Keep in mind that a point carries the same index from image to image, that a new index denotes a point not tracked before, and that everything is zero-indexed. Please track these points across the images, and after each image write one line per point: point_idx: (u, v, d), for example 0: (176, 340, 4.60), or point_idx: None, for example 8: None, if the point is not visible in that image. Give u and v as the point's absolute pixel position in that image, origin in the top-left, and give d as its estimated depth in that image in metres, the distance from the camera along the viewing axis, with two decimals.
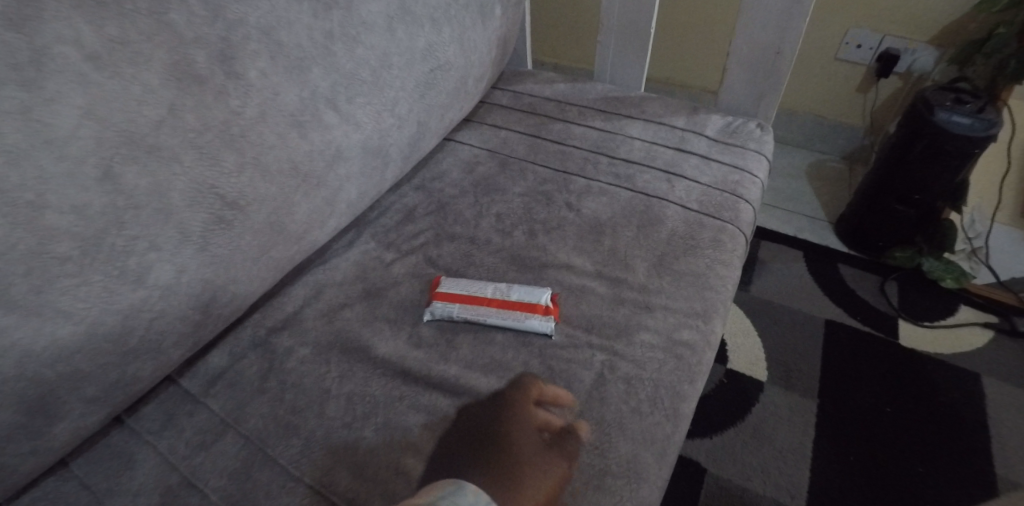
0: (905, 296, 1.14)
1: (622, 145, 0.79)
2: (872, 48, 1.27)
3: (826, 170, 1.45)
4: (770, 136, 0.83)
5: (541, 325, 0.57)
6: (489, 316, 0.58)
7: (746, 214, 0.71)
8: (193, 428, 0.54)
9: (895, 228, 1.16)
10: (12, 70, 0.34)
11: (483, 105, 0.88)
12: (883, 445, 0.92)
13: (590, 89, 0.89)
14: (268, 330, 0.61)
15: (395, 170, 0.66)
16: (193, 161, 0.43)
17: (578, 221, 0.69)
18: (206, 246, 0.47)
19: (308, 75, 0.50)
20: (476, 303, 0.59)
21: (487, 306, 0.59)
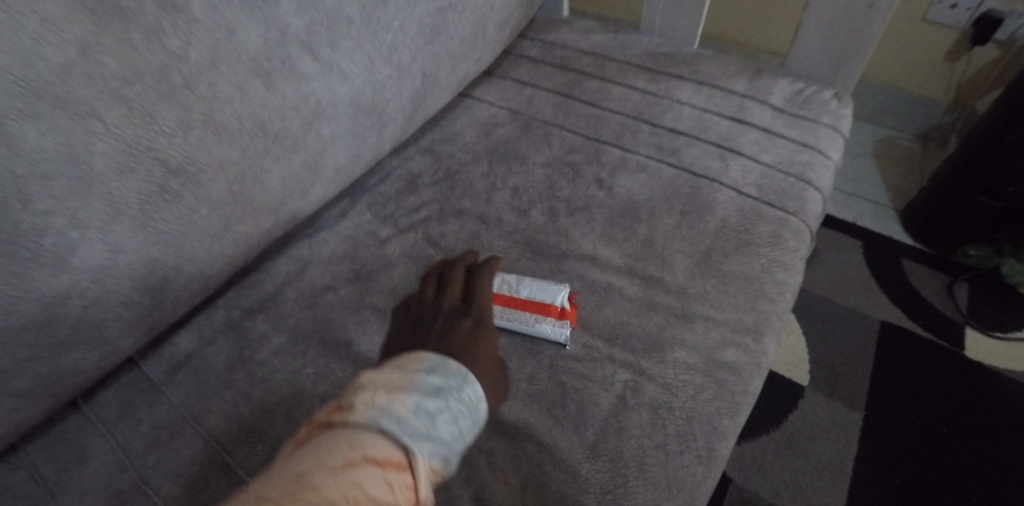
0: (976, 300, 1.01)
1: (668, 111, 0.67)
2: (971, 9, 1.07)
3: (896, 147, 1.28)
4: (848, 109, 0.69)
5: (553, 331, 0.48)
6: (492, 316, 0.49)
7: (814, 204, 0.59)
8: (149, 422, 0.48)
9: (972, 222, 1.00)
10: None
11: (508, 56, 0.76)
12: (936, 470, 0.81)
13: (634, 42, 0.76)
14: (242, 312, 0.53)
15: (394, 131, 0.56)
16: (120, 117, 0.35)
17: (608, 202, 0.58)
18: (146, 221, 0.39)
19: (276, 11, 0.41)
20: None
21: None
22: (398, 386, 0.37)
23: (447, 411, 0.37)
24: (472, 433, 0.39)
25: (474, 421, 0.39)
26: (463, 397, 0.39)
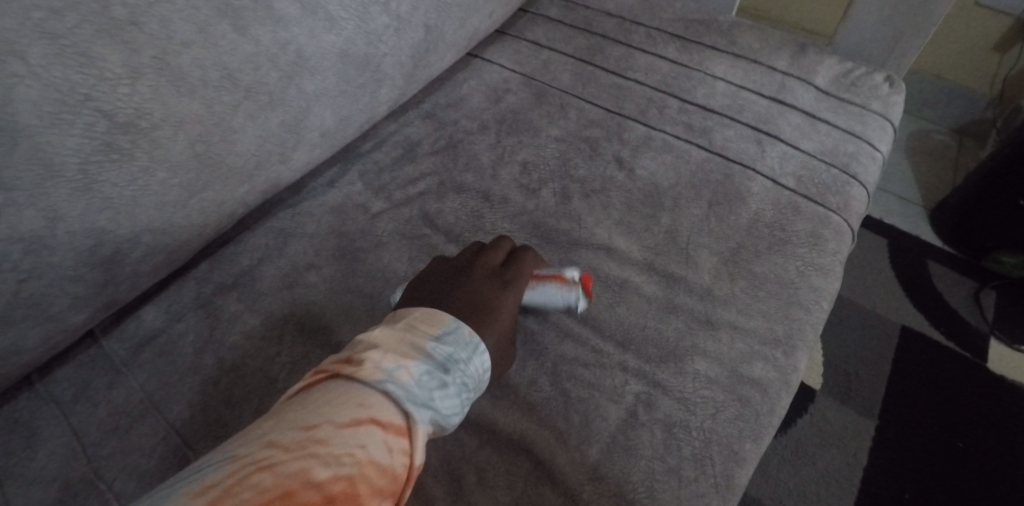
0: (1003, 309, 0.95)
1: (699, 87, 0.60)
2: None
3: (932, 138, 1.20)
4: (901, 94, 0.62)
5: (562, 295, 0.43)
6: None
7: (858, 201, 0.52)
8: (105, 405, 0.43)
9: (1008, 227, 0.93)
10: None
11: (524, 14, 0.69)
12: (949, 485, 0.77)
13: (665, 6, 0.68)
14: (214, 287, 0.48)
15: (391, 93, 0.50)
16: (47, 55, 0.29)
17: (628, 186, 0.52)
18: (89, 181, 0.33)
19: None
20: None
21: None
22: (406, 352, 0.35)
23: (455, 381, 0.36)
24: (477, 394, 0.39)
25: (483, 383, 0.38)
26: (470, 370, 0.37)
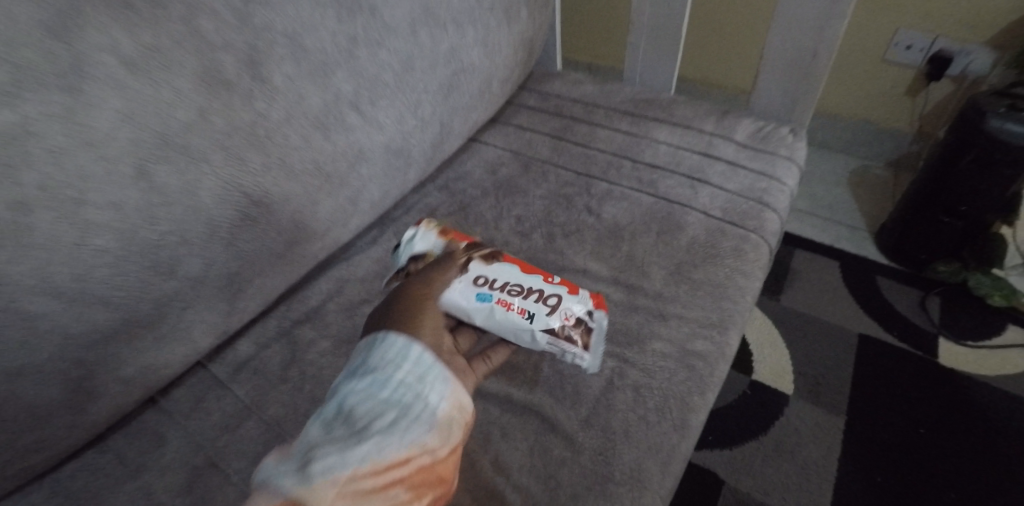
0: (947, 312, 1.09)
1: (647, 149, 0.78)
2: (924, 49, 1.20)
3: (869, 175, 1.39)
4: (802, 142, 0.81)
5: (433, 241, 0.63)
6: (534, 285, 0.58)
7: (772, 223, 0.69)
8: (219, 412, 0.57)
9: (939, 240, 1.10)
10: (53, 77, 0.36)
11: (510, 105, 0.89)
12: (913, 466, 0.88)
13: (618, 91, 0.89)
14: (292, 322, 0.64)
15: (417, 172, 0.68)
16: (222, 159, 0.45)
17: (597, 226, 0.69)
18: (232, 242, 0.49)
19: (331, 79, 0.52)
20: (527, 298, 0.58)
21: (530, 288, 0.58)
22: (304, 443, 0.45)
23: (359, 398, 0.46)
24: (434, 385, 0.48)
25: (406, 378, 0.48)
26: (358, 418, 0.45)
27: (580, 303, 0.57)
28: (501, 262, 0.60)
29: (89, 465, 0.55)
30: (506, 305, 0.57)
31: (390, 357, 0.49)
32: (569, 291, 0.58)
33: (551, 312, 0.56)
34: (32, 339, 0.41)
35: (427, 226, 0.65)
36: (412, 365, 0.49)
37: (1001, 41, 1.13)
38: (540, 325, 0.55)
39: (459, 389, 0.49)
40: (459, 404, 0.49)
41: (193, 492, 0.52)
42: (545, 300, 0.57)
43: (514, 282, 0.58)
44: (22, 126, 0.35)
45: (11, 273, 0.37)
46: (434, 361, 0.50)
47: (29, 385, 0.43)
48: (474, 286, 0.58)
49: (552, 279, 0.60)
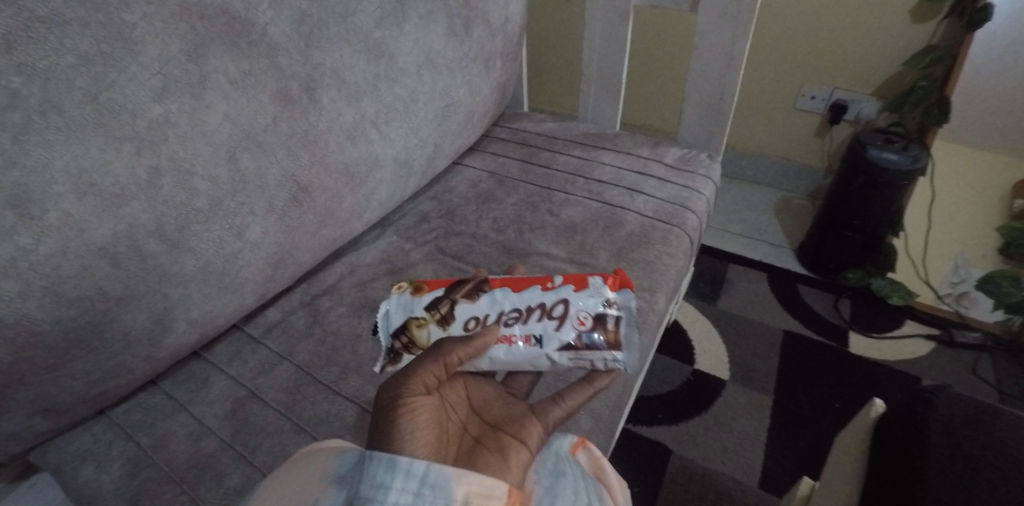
0: (856, 312, 1.30)
1: (596, 168, 0.99)
2: (825, 99, 1.48)
3: (792, 206, 1.63)
4: (717, 165, 1.03)
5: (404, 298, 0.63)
6: (529, 301, 0.60)
7: (692, 221, 0.89)
8: (255, 360, 0.71)
9: (845, 252, 1.34)
10: (187, 86, 0.55)
11: (486, 138, 1.10)
12: (828, 432, 1.06)
13: (574, 128, 1.11)
14: (312, 295, 0.79)
15: (415, 181, 0.86)
16: (285, 153, 0.65)
17: (556, 223, 0.88)
18: (283, 217, 0.67)
19: (360, 103, 0.72)
20: (529, 317, 0.58)
21: (526, 306, 0.59)
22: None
23: (377, 481, 0.40)
24: (435, 498, 0.40)
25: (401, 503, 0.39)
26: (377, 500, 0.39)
27: (591, 301, 0.58)
28: (489, 294, 0.61)
29: (142, 403, 0.67)
30: (507, 340, 0.57)
31: (374, 485, 0.40)
32: (574, 289, 0.60)
33: (562, 323, 0.57)
34: (144, 273, 0.56)
35: (400, 290, 0.64)
36: (404, 480, 0.40)
37: (884, 94, 1.41)
38: (552, 343, 0.57)
39: (467, 478, 0.41)
40: (477, 493, 0.40)
41: (237, 416, 0.65)
42: (550, 313, 0.58)
43: (510, 307, 0.59)
44: (163, 117, 0.54)
45: (141, 219, 0.54)
46: (428, 465, 0.41)
47: (130, 312, 0.57)
48: (468, 331, 0.59)
49: (551, 286, 0.61)
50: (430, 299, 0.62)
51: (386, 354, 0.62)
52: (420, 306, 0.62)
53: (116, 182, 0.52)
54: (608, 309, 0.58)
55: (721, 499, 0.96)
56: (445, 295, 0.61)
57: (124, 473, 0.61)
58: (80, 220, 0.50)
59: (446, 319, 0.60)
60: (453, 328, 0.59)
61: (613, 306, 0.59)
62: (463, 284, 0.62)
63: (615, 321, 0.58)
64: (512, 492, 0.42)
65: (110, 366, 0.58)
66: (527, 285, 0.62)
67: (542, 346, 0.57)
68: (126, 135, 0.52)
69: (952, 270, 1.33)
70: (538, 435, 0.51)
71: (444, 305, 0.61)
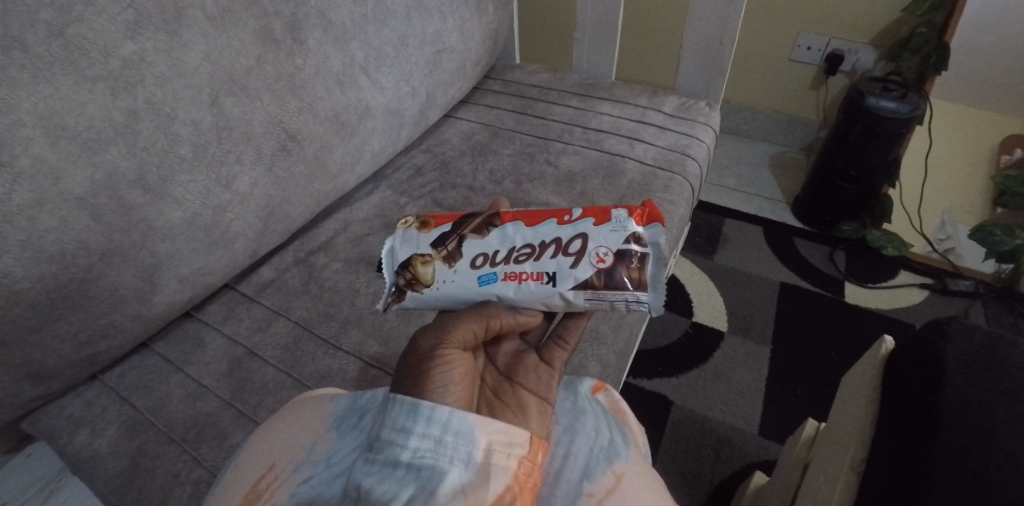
0: (852, 263, 1.31)
1: (593, 118, 0.96)
2: (821, 49, 1.45)
3: (787, 160, 1.62)
4: (716, 113, 1.01)
5: (409, 234, 0.61)
6: (542, 235, 0.56)
7: (693, 169, 0.88)
8: (251, 318, 0.69)
9: (841, 203, 1.33)
10: (162, 21, 0.52)
11: (478, 91, 1.06)
12: (827, 379, 1.07)
13: (568, 78, 1.07)
14: (306, 252, 0.77)
15: (407, 132, 0.83)
16: (270, 99, 0.61)
17: (555, 173, 0.85)
18: (272, 168, 0.64)
19: (348, 46, 0.68)
20: (541, 253, 0.55)
21: (538, 241, 0.56)
22: (325, 437, 0.43)
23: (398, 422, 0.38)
24: (458, 444, 0.38)
25: (421, 449, 0.37)
26: (396, 442, 0.37)
27: (611, 236, 0.54)
28: (500, 230, 0.58)
29: (135, 366, 0.64)
30: (517, 278, 0.53)
31: (395, 428, 0.38)
32: (593, 224, 0.56)
33: (578, 261, 0.53)
34: (128, 226, 0.53)
35: (406, 225, 0.62)
36: (425, 426, 0.38)
37: (880, 41, 1.39)
38: (567, 282, 0.53)
39: (489, 427, 0.39)
40: (499, 440, 0.39)
41: (236, 375, 0.63)
42: (566, 250, 0.54)
43: (521, 243, 0.56)
44: (139, 55, 0.50)
45: (120, 166, 0.51)
46: (451, 412, 0.39)
47: (115, 268, 0.53)
48: (475, 269, 0.55)
49: (568, 220, 0.57)
50: (437, 236, 0.59)
51: (390, 291, 0.60)
52: (427, 242, 0.59)
53: (91, 127, 0.48)
54: (631, 246, 0.54)
55: (722, 446, 0.98)
56: (453, 231, 0.59)
57: (123, 435, 0.59)
58: (54, 168, 0.47)
59: (453, 256, 0.56)
60: (460, 265, 0.56)
61: (638, 242, 0.54)
62: (472, 220, 0.59)
63: (638, 258, 0.54)
64: (533, 439, 0.40)
65: (98, 327, 0.56)
66: (542, 218, 0.58)
67: (555, 285, 0.53)
68: (99, 74, 0.48)
69: (938, 226, 1.33)
70: (556, 384, 0.51)
71: (451, 242, 0.57)
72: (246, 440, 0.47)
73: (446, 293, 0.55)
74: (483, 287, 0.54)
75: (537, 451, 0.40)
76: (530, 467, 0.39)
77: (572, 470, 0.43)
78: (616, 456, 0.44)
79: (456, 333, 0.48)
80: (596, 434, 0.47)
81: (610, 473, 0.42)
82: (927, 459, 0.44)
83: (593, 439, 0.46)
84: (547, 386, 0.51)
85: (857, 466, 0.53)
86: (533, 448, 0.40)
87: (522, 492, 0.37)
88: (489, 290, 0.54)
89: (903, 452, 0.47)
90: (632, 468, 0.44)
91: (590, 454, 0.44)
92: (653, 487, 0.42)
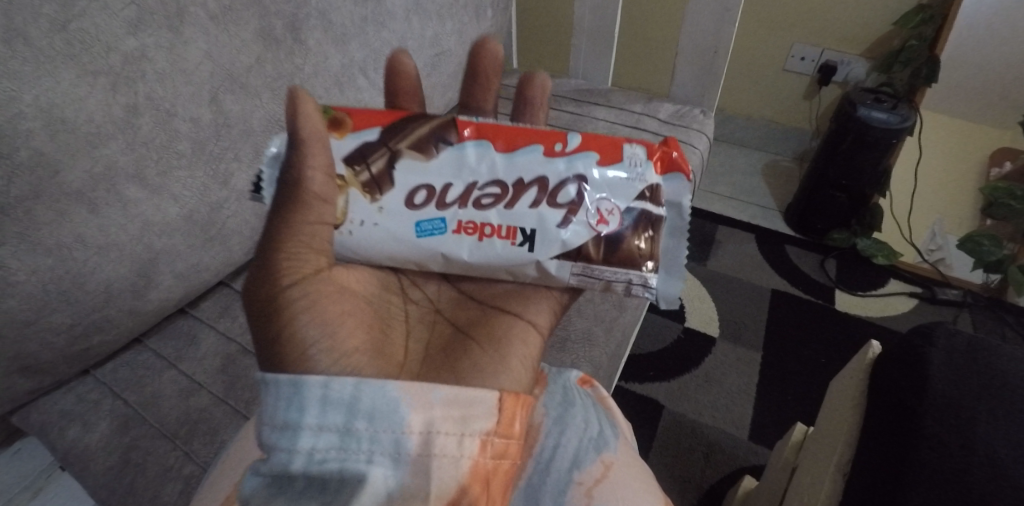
0: (842, 271, 1.32)
1: (589, 124, 0.97)
2: (814, 60, 1.47)
3: (778, 169, 1.64)
4: (710, 121, 1.02)
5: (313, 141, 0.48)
6: (524, 174, 0.48)
7: None
8: (244, 315, 0.69)
9: (832, 212, 1.35)
10: (164, 18, 0.52)
11: None
12: (817, 386, 1.08)
13: (565, 84, 1.09)
14: None
15: None
16: (270, 98, 0.62)
17: None
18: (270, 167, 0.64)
19: (347, 47, 0.70)
20: (519, 200, 0.48)
21: (519, 185, 0.48)
22: None
23: (285, 415, 0.35)
24: (376, 431, 0.36)
25: (320, 447, 0.35)
26: (283, 446, 0.35)
27: (618, 187, 0.50)
28: (454, 150, 0.49)
29: (128, 361, 0.64)
30: (479, 232, 0.48)
31: (276, 427, 0.35)
32: (593, 163, 0.50)
33: (570, 219, 0.48)
34: (124, 221, 0.53)
35: None
36: (320, 416, 0.35)
37: (872, 53, 1.41)
38: (552, 247, 0.48)
39: (414, 403, 0.37)
40: (443, 417, 0.37)
41: (230, 371, 0.64)
42: (556, 199, 0.48)
43: (486, 180, 0.48)
44: (140, 52, 0.51)
45: (119, 161, 0.51)
46: (358, 389, 0.36)
47: (109, 263, 0.54)
48: (415, 209, 0.47)
49: (558, 153, 0.50)
50: (356, 145, 0.48)
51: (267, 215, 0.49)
52: (338, 155, 0.47)
53: (92, 122, 0.49)
54: (645, 204, 0.50)
55: (713, 450, 0.98)
56: (383, 143, 0.48)
57: (115, 430, 0.59)
58: (53, 162, 0.47)
59: (379, 183, 0.47)
60: (387, 201, 0.47)
61: (651, 198, 0.50)
62: (404, 132, 0.49)
63: (646, 221, 0.50)
64: (501, 401, 0.39)
65: (91, 321, 0.55)
66: (520, 145, 0.49)
67: (533, 248, 0.48)
68: (100, 69, 0.48)
69: (928, 236, 1.35)
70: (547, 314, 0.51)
71: (377, 160, 0.48)
72: (235, 439, 0.49)
73: (362, 238, 0.47)
74: (423, 239, 0.47)
75: (517, 411, 0.40)
76: (502, 442, 0.38)
77: (561, 459, 0.45)
78: (605, 447, 0.46)
79: (314, 266, 0.43)
80: (586, 426, 0.47)
81: (599, 462, 0.44)
82: (909, 461, 0.45)
83: (582, 429, 0.47)
84: (544, 312, 0.50)
85: (843, 467, 0.54)
86: (504, 422, 0.39)
87: (481, 481, 0.37)
88: (434, 245, 0.48)
89: (887, 454, 0.48)
90: (621, 458, 0.45)
91: (579, 444, 0.45)
92: (642, 479, 0.44)
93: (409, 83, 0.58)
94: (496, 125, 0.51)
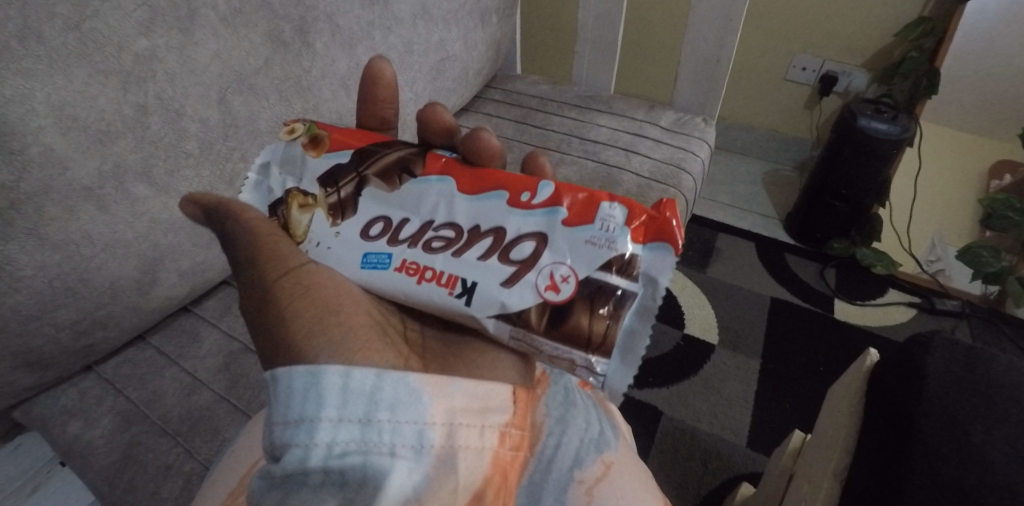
0: (841, 280, 1.33)
1: (591, 131, 0.98)
2: (816, 70, 1.48)
3: (778, 178, 1.65)
4: (712, 129, 1.03)
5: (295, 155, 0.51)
6: (483, 222, 0.45)
7: (687, 182, 0.90)
8: None
9: (831, 222, 1.36)
10: (174, 19, 0.52)
11: (479, 99, 1.08)
12: (815, 394, 1.08)
13: (568, 90, 1.09)
14: None
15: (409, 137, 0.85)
16: (276, 99, 0.63)
17: None
18: None
19: (354, 50, 0.71)
20: (465, 252, 0.44)
21: (474, 236, 0.44)
22: None
23: (300, 408, 0.35)
24: (399, 422, 0.36)
25: (341, 441, 0.35)
26: (299, 440, 0.34)
27: (582, 251, 0.42)
28: (418, 184, 0.48)
29: (130, 358, 0.64)
30: (418, 273, 0.44)
31: (291, 422, 0.34)
32: (563, 221, 0.43)
33: (517, 280, 0.42)
34: (131, 219, 0.54)
35: (292, 136, 0.52)
36: (340, 407, 0.35)
37: (873, 64, 1.42)
38: (485, 307, 0.42)
39: (434, 394, 0.38)
40: (462, 409, 0.39)
41: (232, 370, 0.64)
42: (509, 256, 0.43)
43: (443, 222, 0.46)
44: (151, 52, 0.51)
45: (127, 159, 0.52)
46: (378, 378, 0.37)
47: (115, 260, 0.54)
48: (366, 242, 0.46)
49: (526, 204, 0.45)
50: (330, 167, 0.50)
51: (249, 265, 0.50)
52: (314, 175, 0.49)
53: (103, 121, 0.49)
54: (610, 276, 0.42)
55: (710, 457, 0.99)
56: (354, 164, 0.49)
57: (116, 426, 0.59)
58: (64, 158, 0.48)
59: (341, 210, 0.47)
60: (344, 228, 0.47)
61: (620, 272, 0.42)
62: (378, 158, 0.50)
63: (610, 297, 0.42)
64: (511, 396, 0.42)
65: (95, 317, 0.56)
66: (490, 188, 0.47)
67: (468, 302, 0.43)
68: (112, 68, 0.49)
69: (928, 247, 1.36)
70: None
71: (346, 186, 0.48)
72: (238, 437, 0.50)
73: (320, 259, 0.46)
74: (367, 271, 0.45)
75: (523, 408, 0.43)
76: (515, 433, 0.41)
77: (563, 458, 0.45)
78: (606, 447, 0.46)
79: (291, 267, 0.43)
80: (587, 426, 0.48)
81: (601, 462, 0.45)
82: (905, 467, 0.45)
83: (583, 430, 0.48)
84: None
85: (839, 473, 0.54)
86: (518, 415, 0.42)
87: (497, 470, 0.39)
88: (376, 278, 0.45)
89: (882, 462, 0.48)
90: (621, 458, 0.46)
91: (581, 444, 0.46)
92: (643, 476, 0.45)
93: (387, 89, 0.59)
94: (479, 171, 0.49)
